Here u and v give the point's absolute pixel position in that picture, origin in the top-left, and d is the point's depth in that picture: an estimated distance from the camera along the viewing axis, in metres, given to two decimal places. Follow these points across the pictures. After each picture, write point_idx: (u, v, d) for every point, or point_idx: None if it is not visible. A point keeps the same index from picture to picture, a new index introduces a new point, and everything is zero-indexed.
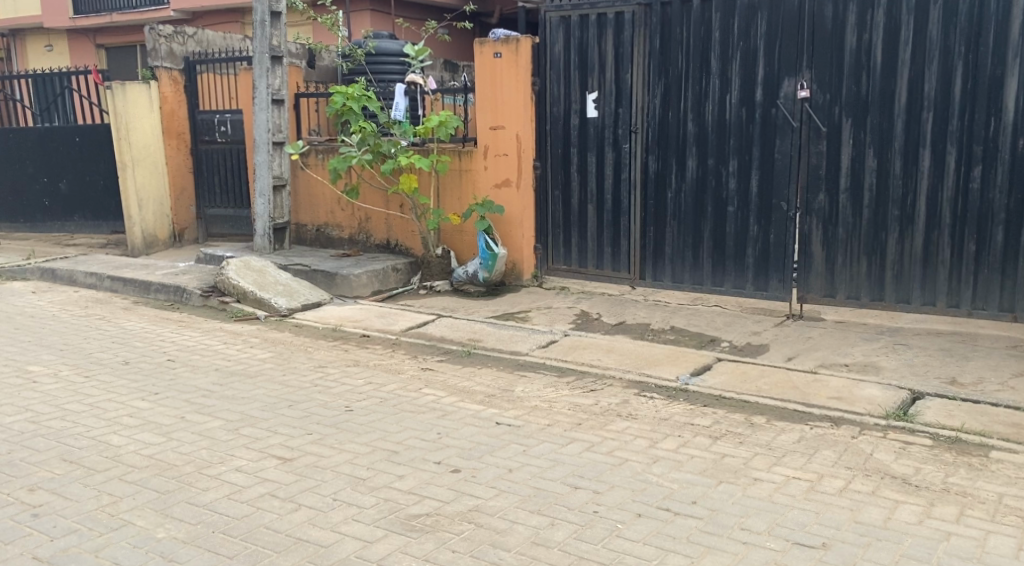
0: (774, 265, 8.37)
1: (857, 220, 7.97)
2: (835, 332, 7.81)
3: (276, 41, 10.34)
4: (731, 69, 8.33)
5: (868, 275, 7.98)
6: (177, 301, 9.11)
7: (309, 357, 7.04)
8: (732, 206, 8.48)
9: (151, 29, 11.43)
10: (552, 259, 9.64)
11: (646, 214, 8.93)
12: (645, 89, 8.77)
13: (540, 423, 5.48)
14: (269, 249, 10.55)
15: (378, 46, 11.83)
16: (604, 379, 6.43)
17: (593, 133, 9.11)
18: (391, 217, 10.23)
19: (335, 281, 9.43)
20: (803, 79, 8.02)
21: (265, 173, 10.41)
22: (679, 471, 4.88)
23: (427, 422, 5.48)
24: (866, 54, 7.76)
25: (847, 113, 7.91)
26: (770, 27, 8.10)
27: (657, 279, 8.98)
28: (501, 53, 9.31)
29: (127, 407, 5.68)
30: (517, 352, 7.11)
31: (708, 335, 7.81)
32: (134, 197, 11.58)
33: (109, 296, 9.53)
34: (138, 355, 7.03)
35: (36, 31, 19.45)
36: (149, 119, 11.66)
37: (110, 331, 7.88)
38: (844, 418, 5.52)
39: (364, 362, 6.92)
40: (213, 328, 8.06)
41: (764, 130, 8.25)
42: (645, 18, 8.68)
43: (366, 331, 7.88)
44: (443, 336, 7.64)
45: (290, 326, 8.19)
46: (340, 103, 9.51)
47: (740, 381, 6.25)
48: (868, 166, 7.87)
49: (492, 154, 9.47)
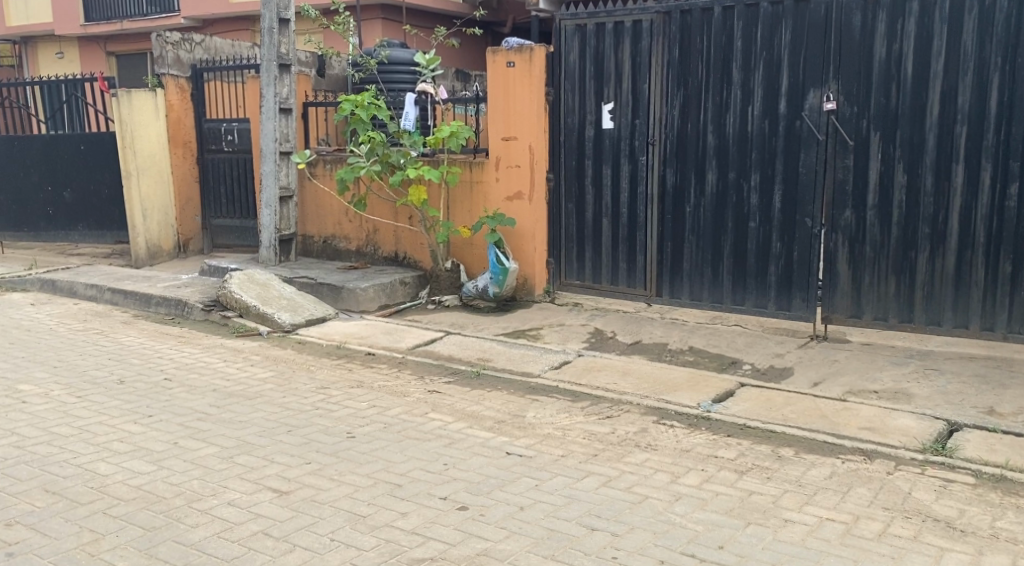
0: (797, 284, 8.04)
1: (886, 238, 7.67)
2: (862, 355, 7.51)
3: (285, 49, 10.07)
4: (753, 79, 8.04)
5: (896, 295, 7.68)
6: (178, 315, 8.82)
7: (312, 377, 6.73)
8: (754, 222, 8.17)
9: (158, 36, 11.17)
10: (565, 274, 9.30)
11: (664, 229, 8.62)
12: (663, 100, 8.47)
13: (554, 454, 5.16)
14: (275, 261, 10.28)
15: (390, 54, 11.52)
16: (621, 405, 6.11)
17: (609, 144, 8.80)
18: (399, 230, 9.93)
19: (341, 295, 9.15)
20: (830, 91, 7.73)
21: (272, 183, 10.14)
22: (704, 510, 4.55)
23: (433, 451, 5.17)
24: (896, 65, 7.48)
25: (875, 127, 7.61)
26: (795, 37, 7.81)
27: (674, 296, 8.65)
28: (514, 62, 9.04)
29: (119, 431, 5.39)
30: (529, 373, 6.80)
31: (728, 357, 7.53)
32: (138, 207, 11.28)
33: (110, 309, 9.24)
34: (134, 373, 6.72)
35: (47, 38, 19.28)
36: (155, 127, 11.40)
37: (107, 346, 7.58)
38: (878, 451, 5.18)
39: (369, 382, 6.60)
40: (214, 344, 7.76)
41: (788, 143, 7.95)
42: (664, 27, 8.39)
43: (372, 348, 7.58)
44: (452, 355, 7.35)
45: (293, 343, 7.89)
46: (349, 111, 9.23)
47: (765, 409, 5.93)
48: (897, 182, 7.57)
49: (504, 166, 9.18)
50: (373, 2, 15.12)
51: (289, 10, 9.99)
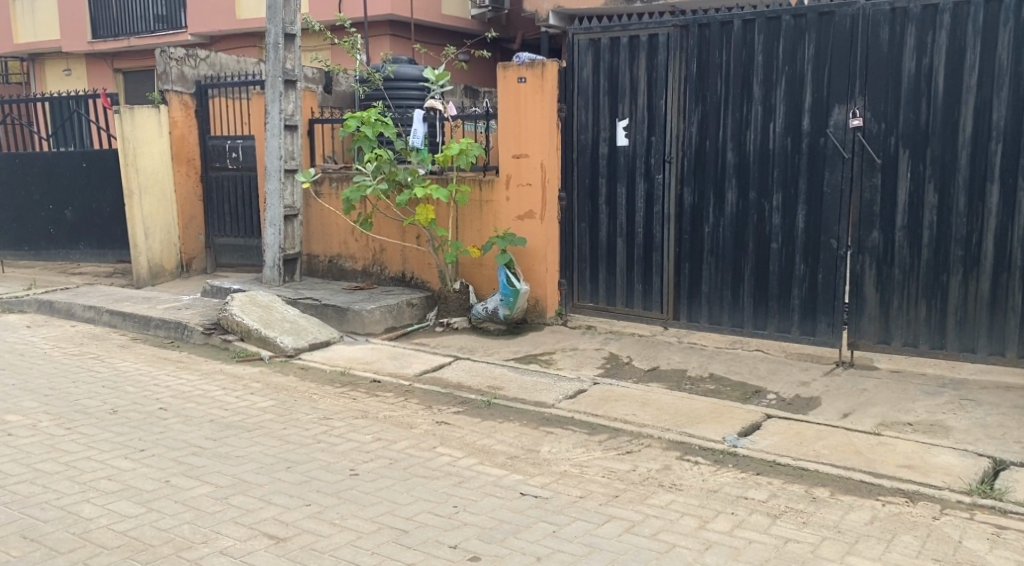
0: (822, 308, 7.70)
1: (915, 260, 7.34)
2: (892, 385, 7.17)
3: (290, 65, 9.83)
4: (775, 95, 7.72)
5: (927, 320, 7.35)
6: (178, 338, 8.48)
7: (313, 407, 6.37)
8: (776, 244, 7.84)
9: (162, 52, 10.91)
10: (578, 296, 8.95)
11: (682, 250, 8.29)
12: (680, 117, 8.16)
13: (572, 495, 4.82)
14: (279, 282, 9.96)
15: (397, 70, 11.23)
16: (640, 439, 5.77)
17: (624, 163, 8.48)
18: (406, 250, 9.62)
19: (347, 317, 8.81)
20: (856, 107, 7.42)
21: (276, 202, 9.85)
22: (737, 561, 4.22)
23: (441, 491, 4.83)
24: (927, 80, 7.17)
25: (904, 144, 7.29)
26: (819, 51, 7.50)
27: (692, 320, 8.31)
28: (526, 78, 8.71)
29: (107, 468, 5.05)
30: (542, 403, 6.45)
31: (752, 386, 7.17)
32: (140, 226, 10.99)
33: (107, 331, 8.89)
34: (128, 402, 6.37)
35: (55, 55, 19.06)
36: (159, 144, 11.12)
37: (102, 372, 7.23)
38: (921, 492, 4.87)
39: (374, 413, 6.25)
40: (213, 371, 7.40)
41: (812, 161, 7.63)
42: (681, 41, 8.09)
43: (377, 375, 7.24)
44: (461, 383, 7.00)
45: (295, 369, 7.54)
46: (354, 128, 8.93)
47: (795, 446, 5.58)
48: (928, 202, 7.25)
49: (514, 184, 8.85)
50: (381, 18, 14.89)
51: (295, 25, 9.75)
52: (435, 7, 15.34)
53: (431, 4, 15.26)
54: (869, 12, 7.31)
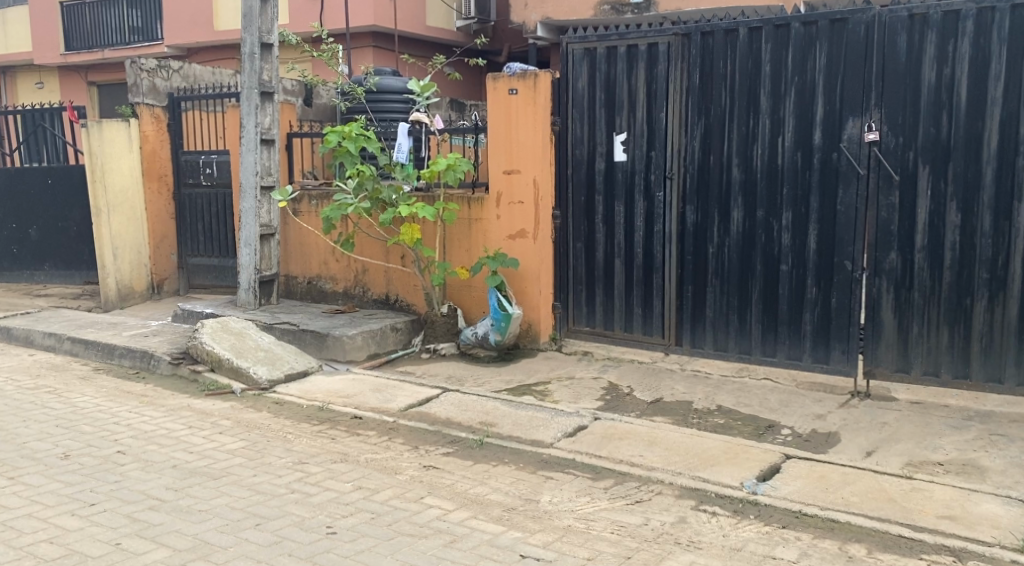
0: (836, 333, 7.18)
1: (937, 283, 6.84)
2: (913, 417, 6.66)
3: (268, 76, 9.28)
4: (784, 107, 7.23)
5: (949, 348, 6.84)
6: (143, 369, 7.87)
7: (288, 449, 5.80)
8: (786, 265, 7.32)
9: (132, 62, 10.35)
10: (573, 319, 8.39)
11: (684, 271, 7.77)
12: (682, 131, 7.65)
13: (580, 558, 4.41)
14: (254, 304, 9.36)
15: (380, 82, 10.61)
16: (650, 486, 5.25)
17: (622, 179, 7.96)
18: (391, 271, 9.05)
19: (326, 343, 8.24)
20: (871, 120, 6.93)
21: (252, 220, 9.28)
22: None
23: (432, 555, 4.37)
24: (948, 91, 6.69)
25: (923, 160, 6.81)
26: (831, 61, 7.02)
27: (695, 346, 7.78)
28: (516, 89, 8.19)
29: (50, 528, 4.50)
30: (539, 442, 5.91)
31: (764, 421, 6.63)
32: (108, 245, 10.39)
33: (68, 361, 8.26)
34: (82, 444, 5.77)
35: (28, 66, 18.44)
36: (128, 160, 10.54)
37: (56, 409, 6.61)
38: (969, 551, 4.49)
39: (355, 456, 5.68)
40: (180, 406, 6.80)
41: (824, 178, 7.14)
42: (683, 51, 7.59)
43: (358, 411, 6.66)
44: (450, 419, 6.43)
45: (269, 404, 6.95)
46: (335, 143, 8.41)
47: (822, 492, 5.07)
48: (950, 222, 6.76)
49: (506, 202, 8.33)
50: (364, 29, 14.35)
51: (273, 34, 9.21)
52: (419, 18, 14.82)
53: (415, 15, 14.73)
54: (885, 19, 6.84)
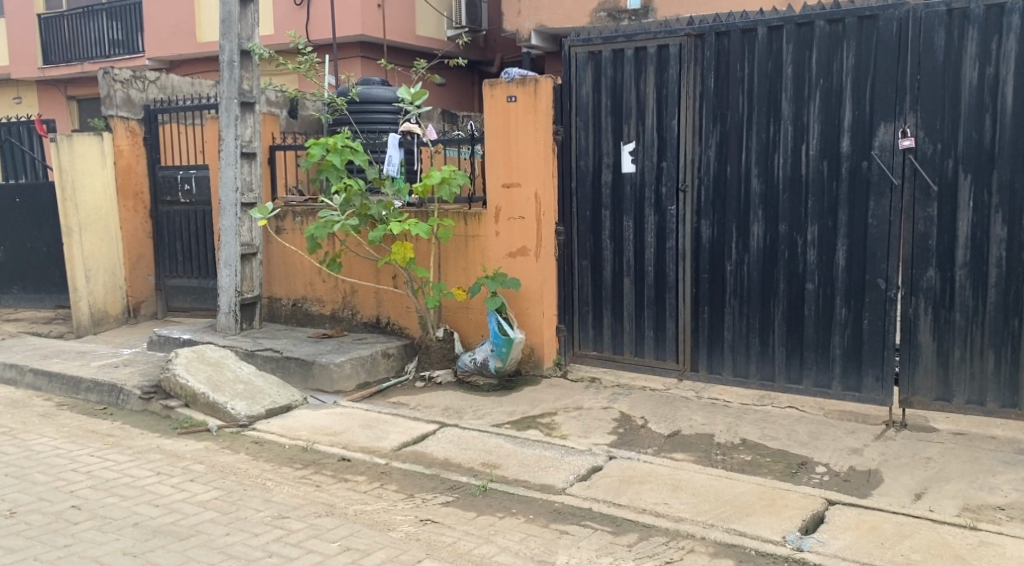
0: (869, 358, 6.55)
1: (980, 303, 6.24)
2: (960, 451, 6.03)
3: (248, 85, 8.63)
4: (809, 112, 6.62)
5: (996, 374, 6.23)
6: (111, 405, 7.18)
7: (266, 499, 5.16)
8: (812, 284, 6.70)
9: (105, 73, 9.66)
10: (578, 343, 7.74)
11: (700, 290, 7.14)
12: (696, 139, 7.03)
13: None
14: (235, 329, 8.68)
15: (363, 92, 9.99)
16: (682, 540, 4.70)
17: (631, 192, 7.34)
18: (382, 292, 8.41)
19: (312, 372, 7.58)
20: (906, 125, 6.32)
21: (232, 239, 8.63)
22: None
23: None
24: (991, 92, 6.10)
25: (965, 168, 6.20)
26: (860, 62, 6.42)
27: (713, 371, 7.13)
28: (515, 97, 7.57)
29: None
30: (550, 486, 5.30)
31: (796, 458, 5.99)
32: (80, 266, 9.69)
33: (29, 396, 7.56)
34: (34, 498, 5.12)
35: (5, 82, 17.74)
36: (100, 176, 9.87)
37: (8, 454, 5.93)
38: None
39: (343, 506, 5.06)
40: (148, 449, 6.12)
41: (854, 189, 6.52)
42: (696, 53, 6.98)
43: (345, 451, 6.00)
44: (448, 460, 5.78)
45: (247, 444, 6.28)
46: (319, 156, 7.78)
47: (877, 547, 4.55)
48: (995, 236, 6.16)
49: (505, 217, 7.69)
50: (352, 39, 13.70)
51: (252, 41, 8.57)
52: (409, 27, 14.21)
53: (404, 23, 14.11)
54: (920, 14, 6.24)
